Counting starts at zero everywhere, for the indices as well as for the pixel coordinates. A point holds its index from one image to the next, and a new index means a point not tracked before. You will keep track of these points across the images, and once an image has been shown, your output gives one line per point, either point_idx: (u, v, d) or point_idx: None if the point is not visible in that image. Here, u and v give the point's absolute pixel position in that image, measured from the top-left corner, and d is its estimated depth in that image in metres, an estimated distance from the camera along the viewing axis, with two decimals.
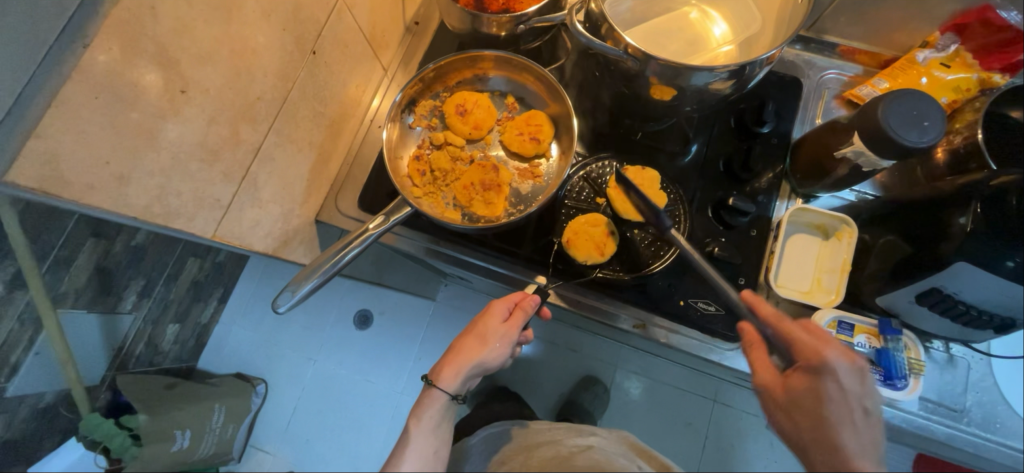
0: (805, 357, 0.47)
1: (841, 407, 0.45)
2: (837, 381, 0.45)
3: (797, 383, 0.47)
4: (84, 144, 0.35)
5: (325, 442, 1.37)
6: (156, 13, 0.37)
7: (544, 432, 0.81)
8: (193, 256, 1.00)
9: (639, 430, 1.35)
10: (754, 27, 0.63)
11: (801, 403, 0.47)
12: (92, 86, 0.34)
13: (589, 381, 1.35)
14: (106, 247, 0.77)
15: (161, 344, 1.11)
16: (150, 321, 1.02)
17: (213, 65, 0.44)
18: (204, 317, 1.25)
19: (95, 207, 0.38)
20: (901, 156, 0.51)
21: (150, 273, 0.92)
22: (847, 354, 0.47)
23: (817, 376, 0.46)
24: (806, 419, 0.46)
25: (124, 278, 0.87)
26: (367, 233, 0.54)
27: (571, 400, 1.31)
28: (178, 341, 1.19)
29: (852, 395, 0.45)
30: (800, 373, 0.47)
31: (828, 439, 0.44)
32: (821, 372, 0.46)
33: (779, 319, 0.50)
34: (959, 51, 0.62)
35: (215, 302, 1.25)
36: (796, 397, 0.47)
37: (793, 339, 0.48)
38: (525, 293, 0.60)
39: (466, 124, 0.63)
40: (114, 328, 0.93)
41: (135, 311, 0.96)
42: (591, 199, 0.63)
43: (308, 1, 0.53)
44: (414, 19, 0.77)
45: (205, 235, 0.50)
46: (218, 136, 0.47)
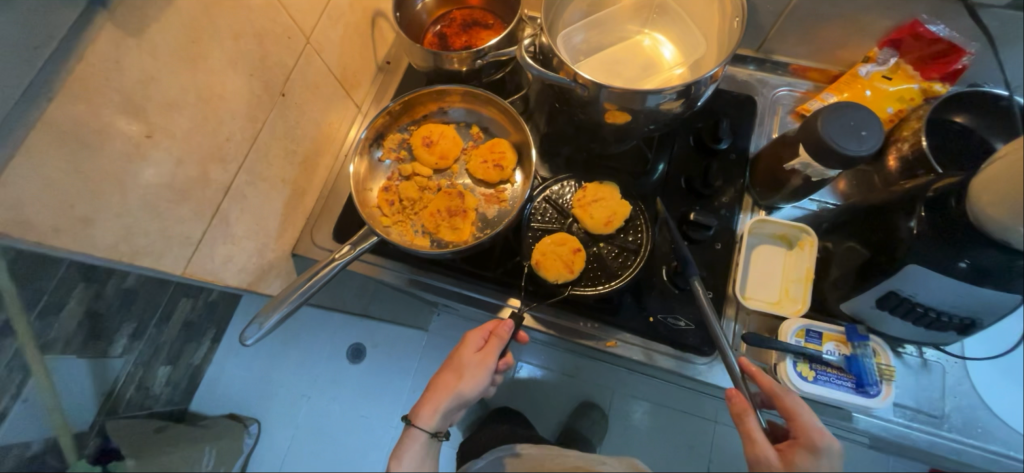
0: (803, 434, 0.49)
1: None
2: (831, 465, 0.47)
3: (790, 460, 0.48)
4: (49, 188, 0.37)
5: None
6: (121, 66, 0.40)
7: (551, 459, 0.80)
8: (184, 296, 1.01)
9: (641, 456, 1.31)
10: (700, 49, 0.65)
11: None
12: (56, 135, 0.37)
13: (586, 406, 1.33)
14: (97, 292, 0.79)
15: (152, 387, 1.11)
16: (141, 363, 1.02)
17: (180, 111, 0.47)
18: (198, 358, 1.25)
19: (60, 248, 0.39)
20: (845, 166, 0.53)
21: (142, 316, 0.93)
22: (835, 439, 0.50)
23: (815, 457, 0.47)
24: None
25: (115, 321, 0.88)
26: (334, 262, 0.56)
27: (568, 427, 1.28)
28: (170, 383, 1.19)
29: None
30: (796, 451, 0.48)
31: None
32: (819, 452, 0.47)
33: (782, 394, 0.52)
34: (898, 64, 0.65)
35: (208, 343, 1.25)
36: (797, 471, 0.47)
37: (798, 414, 0.50)
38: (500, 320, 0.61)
39: (432, 155, 0.66)
40: (104, 372, 0.93)
41: (125, 355, 0.96)
42: (557, 219, 0.64)
43: (275, 48, 0.57)
44: (386, 59, 0.81)
45: (175, 272, 0.51)
46: (187, 177, 0.49)
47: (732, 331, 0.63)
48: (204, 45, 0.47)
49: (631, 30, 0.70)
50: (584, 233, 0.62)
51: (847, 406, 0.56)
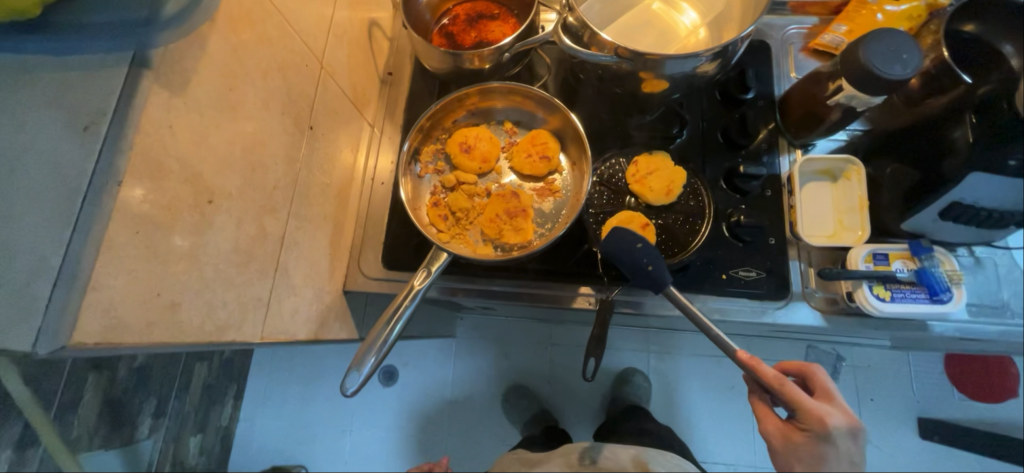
0: (808, 423, 0.49)
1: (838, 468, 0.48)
2: (835, 448, 0.48)
3: (794, 442, 0.51)
4: (136, 281, 0.33)
5: None
6: (175, 130, 0.36)
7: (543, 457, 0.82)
8: (198, 361, 1.18)
9: (689, 410, 1.32)
10: (718, 6, 0.65)
11: (799, 457, 0.50)
12: (132, 220, 0.33)
13: (625, 374, 1.33)
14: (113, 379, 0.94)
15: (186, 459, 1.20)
16: (170, 439, 1.15)
17: (231, 166, 0.42)
18: (225, 419, 1.32)
19: (154, 342, 0.36)
20: (890, 90, 0.55)
21: (160, 392, 1.09)
22: (844, 414, 0.49)
23: (819, 441, 0.49)
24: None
25: (136, 403, 1.03)
26: (415, 289, 0.53)
27: (615, 397, 1.28)
28: (204, 452, 1.26)
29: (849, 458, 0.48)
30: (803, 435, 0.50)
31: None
32: (824, 440, 0.48)
33: (782, 385, 0.50)
34: None
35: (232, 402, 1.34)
36: (794, 450, 0.51)
37: (800, 405, 0.49)
38: None
39: (474, 160, 0.63)
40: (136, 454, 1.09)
41: (152, 434, 1.10)
42: (614, 199, 0.63)
43: (298, 80, 0.53)
44: (386, 70, 0.77)
45: (255, 338, 0.48)
46: (248, 236, 0.46)
47: (800, 270, 0.64)
48: (239, 90, 0.43)
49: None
50: (645, 207, 0.62)
51: (924, 316, 0.60)
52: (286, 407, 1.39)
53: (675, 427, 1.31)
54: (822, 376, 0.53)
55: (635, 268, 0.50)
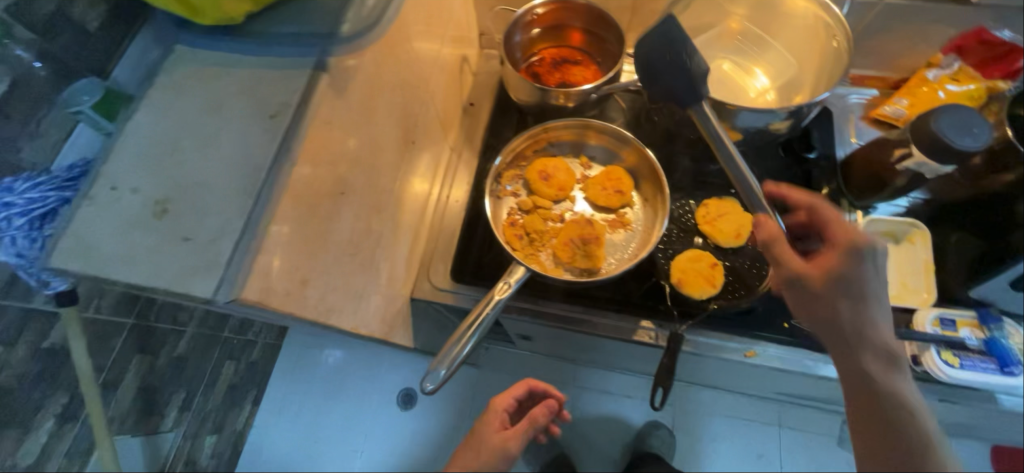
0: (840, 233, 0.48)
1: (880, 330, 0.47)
2: (871, 287, 0.47)
3: (850, 366, 0.48)
4: (287, 252, 0.37)
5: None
6: (334, 126, 0.41)
7: None
8: (228, 359, 1.19)
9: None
10: (791, 72, 0.68)
11: (833, 300, 0.47)
12: (297, 198, 0.37)
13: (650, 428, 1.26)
14: (151, 365, 0.96)
15: (198, 460, 1.19)
16: (189, 436, 1.14)
17: (359, 166, 0.47)
18: (239, 423, 1.30)
19: (286, 312, 0.39)
20: (959, 160, 0.58)
21: (189, 385, 1.09)
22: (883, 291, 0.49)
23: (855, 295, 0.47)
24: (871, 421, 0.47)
25: (166, 393, 1.03)
26: (497, 299, 0.56)
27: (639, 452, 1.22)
28: (215, 455, 1.24)
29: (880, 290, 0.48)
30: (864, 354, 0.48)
31: (898, 432, 0.46)
32: (857, 250, 0.47)
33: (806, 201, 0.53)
34: (962, 67, 0.71)
35: (250, 406, 1.33)
36: (834, 284, 0.47)
37: (823, 214, 0.51)
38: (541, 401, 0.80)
39: (551, 187, 0.67)
40: (156, 448, 1.06)
41: (175, 427, 1.10)
42: (683, 238, 0.66)
43: (411, 99, 0.59)
44: (469, 101, 0.84)
45: (348, 327, 0.51)
46: (359, 230, 0.50)
47: None
48: (375, 100, 0.49)
49: (727, 53, 0.72)
50: (713, 247, 0.65)
51: (994, 388, 0.59)
52: (300, 418, 1.36)
53: None
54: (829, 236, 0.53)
55: (677, 78, 0.51)
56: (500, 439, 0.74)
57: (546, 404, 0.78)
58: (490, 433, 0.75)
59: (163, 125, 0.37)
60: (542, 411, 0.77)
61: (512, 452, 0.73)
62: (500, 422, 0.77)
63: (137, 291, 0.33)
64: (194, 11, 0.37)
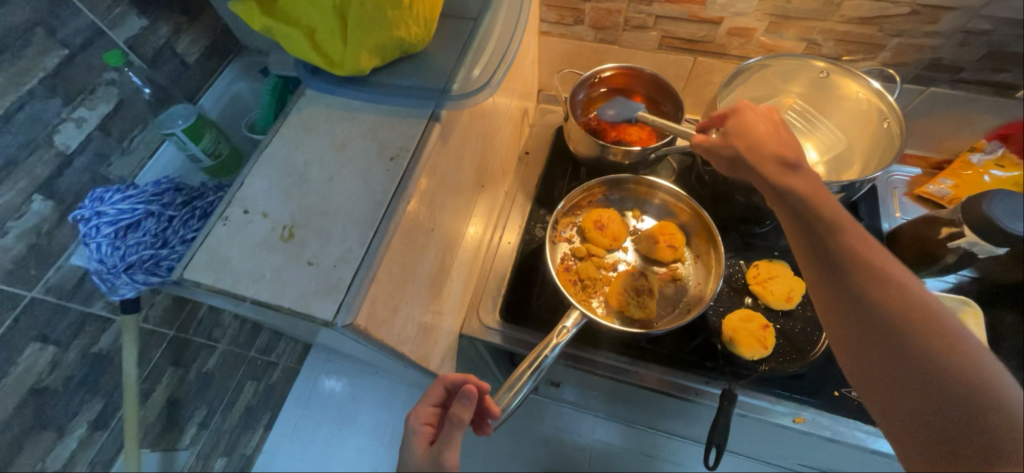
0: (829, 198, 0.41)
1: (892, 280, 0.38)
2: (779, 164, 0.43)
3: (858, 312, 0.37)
4: (391, 281, 0.40)
5: None
6: (439, 169, 0.45)
7: None
8: (250, 380, 1.20)
9: None
10: (841, 146, 0.71)
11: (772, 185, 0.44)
12: (406, 233, 0.40)
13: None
14: (181, 377, 0.99)
15: None
16: (202, 455, 1.14)
17: (447, 207, 0.51)
18: (250, 448, 1.27)
19: (377, 340, 0.41)
20: (1014, 243, 0.59)
21: (212, 402, 1.10)
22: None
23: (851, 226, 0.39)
24: (869, 343, 0.37)
25: (189, 408, 1.04)
26: (555, 343, 0.57)
27: None
28: None
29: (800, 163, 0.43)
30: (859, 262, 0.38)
31: (927, 370, 0.33)
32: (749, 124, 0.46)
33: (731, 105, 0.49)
34: (1007, 154, 0.73)
35: (262, 430, 1.30)
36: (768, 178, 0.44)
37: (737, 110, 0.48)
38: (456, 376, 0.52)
39: (606, 237, 0.70)
40: (172, 463, 1.07)
41: (191, 445, 1.10)
42: (733, 297, 0.68)
43: (486, 147, 0.64)
44: (525, 151, 0.89)
45: (413, 357, 0.53)
46: (436, 265, 0.53)
47: None
48: (466, 148, 0.53)
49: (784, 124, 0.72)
50: (763, 308, 0.66)
51: None
52: (313, 448, 1.32)
53: None
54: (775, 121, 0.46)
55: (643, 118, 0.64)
56: (428, 460, 0.44)
57: (461, 391, 0.45)
58: (413, 457, 0.46)
59: (294, 159, 0.41)
60: (457, 375, 0.52)
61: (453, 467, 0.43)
62: (426, 438, 0.47)
63: (259, 307, 0.36)
64: (335, 65, 0.44)
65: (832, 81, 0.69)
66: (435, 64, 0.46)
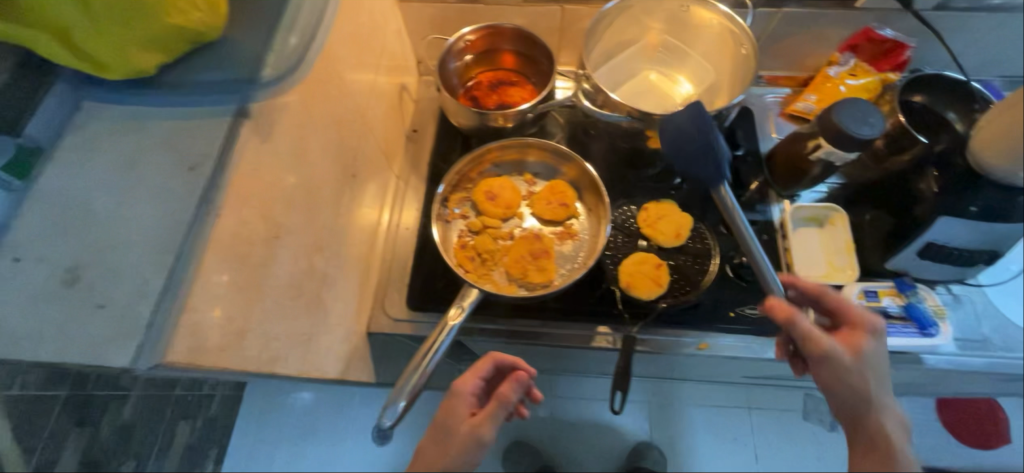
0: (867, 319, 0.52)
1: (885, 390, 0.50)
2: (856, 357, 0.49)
3: (854, 418, 0.49)
4: (217, 307, 0.36)
5: None
6: (261, 171, 0.40)
7: None
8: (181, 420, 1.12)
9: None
10: (709, 77, 0.73)
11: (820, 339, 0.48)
12: (223, 250, 0.36)
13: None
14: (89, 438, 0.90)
15: None
16: None
17: (295, 207, 0.46)
18: None
19: (219, 367, 0.38)
20: (862, 146, 0.64)
21: (138, 453, 1.02)
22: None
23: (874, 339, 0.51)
24: (855, 435, 0.49)
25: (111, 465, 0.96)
26: (449, 325, 0.56)
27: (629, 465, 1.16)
28: None
29: (870, 356, 0.49)
30: (867, 380, 0.49)
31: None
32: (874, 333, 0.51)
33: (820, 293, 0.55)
34: (857, 63, 0.78)
35: (212, 465, 1.23)
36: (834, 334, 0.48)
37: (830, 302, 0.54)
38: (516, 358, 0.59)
39: (498, 206, 0.69)
40: None
41: None
42: (628, 243, 0.68)
43: (349, 133, 0.59)
44: (412, 127, 0.83)
45: (296, 372, 0.49)
46: (301, 271, 0.49)
47: None
48: (307, 139, 0.48)
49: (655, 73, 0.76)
50: (657, 249, 0.68)
51: (917, 348, 0.65)
52: (272, 468, 1.27)
53: None
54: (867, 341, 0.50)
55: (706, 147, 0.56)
56: (469, 431, 0.51)
57: (515, 375, 0.54)
58: (455, 424, 0.53)
59: (68, 189, 0.32)
60: (506, 355, 0.59)
61: (489, 440, 0.51)
62: (469, 409, 0.54)
63: (45, 365, 0.31)
64: (98, 65, 0.34)
65: (688, 12, 0.68)
66: (233, 43, 0.40)
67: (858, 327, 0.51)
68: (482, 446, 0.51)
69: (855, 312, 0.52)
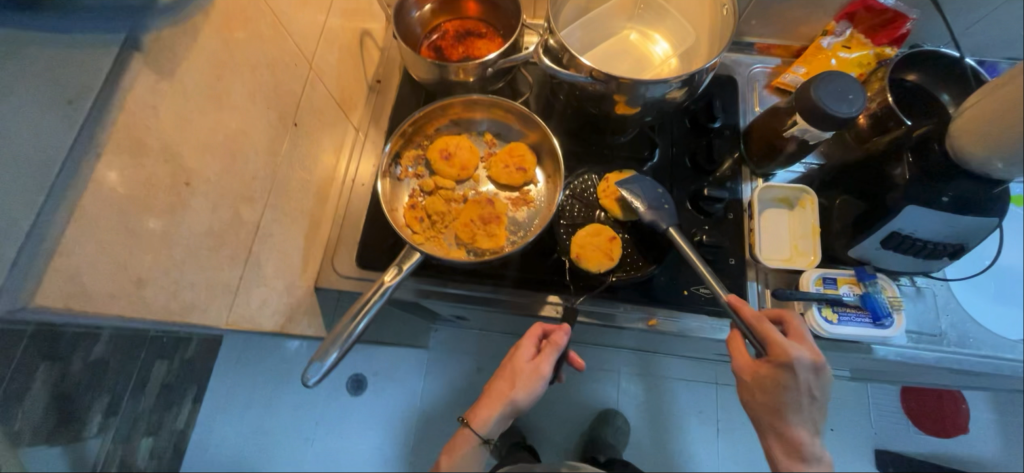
0: (774, 354, 0.51)
1: (799, 413, 0.53)
2: (789, 374, 0.51)
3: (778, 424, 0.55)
4: (104, 253, 0.34)
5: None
6: (159, 111, 0.37)
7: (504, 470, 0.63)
8: None
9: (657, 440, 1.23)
10: (689, 40, 0.68)
11: (762, 379, 0.54)
12: (108, 193, 0.34)
13: (605, 412, 1.22)
14: None
15: (137, 464, 1.02)
16: (122, 441, 0.94)
17: (212, 153, 0.44)
18: (182, 423, 1.17)
19: (116, 314, 0.36)
20: (839, 126, 0.59)
21: None
22: (810, 351, 0.52)
23: (782, 370, 0.52)
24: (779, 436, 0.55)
25: None
26: (385, 287, 0.55)
27: (591, 432, 1.19)
28: (154, 456, 1.08)
29: (803, 386, 0.52)
30: (762, 401, 0.55)
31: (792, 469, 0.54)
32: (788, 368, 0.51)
33: (759, 323, 0.53)
34: (853, 34, 0.73)
35: (190, 406, 1.19)
36: (760, 376, 0.54)
37: (766, 336, 0.52)
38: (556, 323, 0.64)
39: (452, 167, 0.66)
40: None
41: None
42: (585, 213, 0.66)
43: (286, 77, 0.55)
44: (375, 78, 0.78)
45: (219, 323, 0.48)
46: (222, 221, 0.47)
47: (756, 291, 0.68)
48: (227, 81, 0.45)
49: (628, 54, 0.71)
50: (614, 221, 0.66)
51: (868, 339, 0.63)
52: (248, 414, 1.28)
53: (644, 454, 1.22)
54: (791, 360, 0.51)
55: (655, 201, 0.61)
56: (531, 368, 0.61)
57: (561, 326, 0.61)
58: (523, 361, 0.62)
59: None
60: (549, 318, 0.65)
61: (541, 376, 0.61)
62: (529, 355, 0.63)
63: None
64: None
65: None
66: None
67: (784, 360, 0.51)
68: (538, 379, 0.60)
69: (784, 340, 0.51)
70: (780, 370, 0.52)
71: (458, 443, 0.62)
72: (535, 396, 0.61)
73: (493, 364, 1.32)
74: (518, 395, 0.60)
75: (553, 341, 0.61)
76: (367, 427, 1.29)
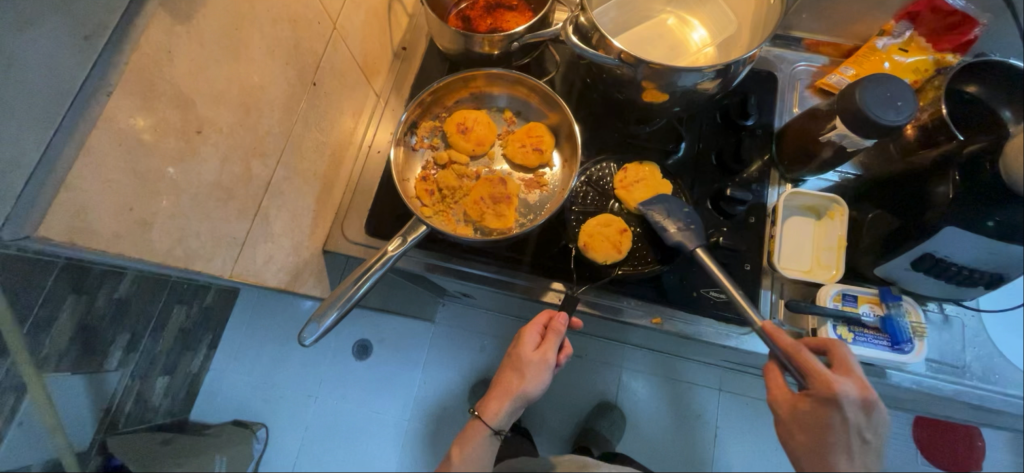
0: (817, 387, 0.49)
1: (849, 458, 0.49)
2: (839, 411, 0.48)
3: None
4: (110, 192, 0.35)
5: (314, 429, 1.29)
6: (172, 56, 0.37)
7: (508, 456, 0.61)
8: None
9: (653, 440, 1.22)
10: (730, 28, 0.64)
11: (805, 415, 0.51)
12: (117, 133, 0.34)
13: (602, 405, 1.21)
14: None
15: (151, 400, 1.05)
16: (138, 376, 0.97)
17: (225, 104, 0.44)
18: (195, 366, 1.21)
19: (119, 254, 0.37)
20: (881, 135, 0.55)
21: None
22: (858, 384, 0.49)
23: (825, 406, 0.49)
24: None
25: None
26: (388, 255, 0.54)
27: (587, 423, 1.19)
28: (169, 394, 1.13)
29: (853, 425, 0.49)
30: (802, 441, 0.51)
31: None
32: (829, 402, 0.48)
33: (799, 352, 0.50)
34: (913, 36, 0.67)
35: (206, 350, 1.22)
36: (800, 411, 0.51)
37: (807, 367, 0.49)
38: (551, 313, 0.63)
39: (468, 141, 0.65)
40: None
41: None
42: (599, 202, 0.65)
43: (308, 34, 0.54)
44: (402, 44, 0.77)
45: (224, 274, 0.49)
46: (232, 174, 0.47)
47: (770, 299, 0.65)
48: (246, 33, 0.44)
49: (660, 41, 0.67)
50: (627, 213, 0.64)
51: (884, 363, 0.60)
52: (258, 365, 1.31)
53: (639, 450, 1.22)
54: (838, 393, 0.48)
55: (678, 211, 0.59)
56: (538, 359, 0.60)
57: (562, 314, 0.60)
58: (528, 354, 0.61)
59: None
60: (546, 312, 0.63)
61: (546, 367, 0.60)
62: (531, 346, 0.62)
63: None
64: None
65: None
66: None
67: (837, 401, 0.48)
68: (545, 369, 0.60)
69: (827, 371, 0.49)
70: (825, 400, 0.49)
71: (470, 435, 0.63)
72: (544, 387, 0.61)
73: (497, 344, 1.32)
74: (528, 386, 0.60)
75: (555, 327, 0.60)
76: (367, 392, 1.30)
